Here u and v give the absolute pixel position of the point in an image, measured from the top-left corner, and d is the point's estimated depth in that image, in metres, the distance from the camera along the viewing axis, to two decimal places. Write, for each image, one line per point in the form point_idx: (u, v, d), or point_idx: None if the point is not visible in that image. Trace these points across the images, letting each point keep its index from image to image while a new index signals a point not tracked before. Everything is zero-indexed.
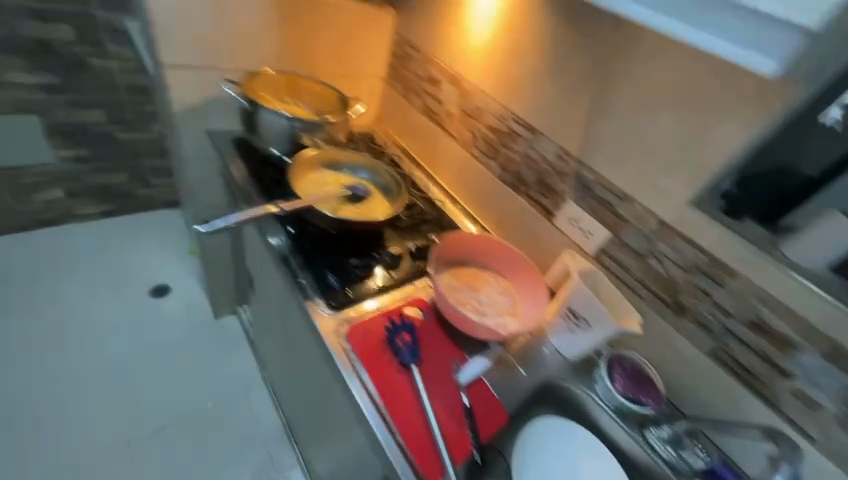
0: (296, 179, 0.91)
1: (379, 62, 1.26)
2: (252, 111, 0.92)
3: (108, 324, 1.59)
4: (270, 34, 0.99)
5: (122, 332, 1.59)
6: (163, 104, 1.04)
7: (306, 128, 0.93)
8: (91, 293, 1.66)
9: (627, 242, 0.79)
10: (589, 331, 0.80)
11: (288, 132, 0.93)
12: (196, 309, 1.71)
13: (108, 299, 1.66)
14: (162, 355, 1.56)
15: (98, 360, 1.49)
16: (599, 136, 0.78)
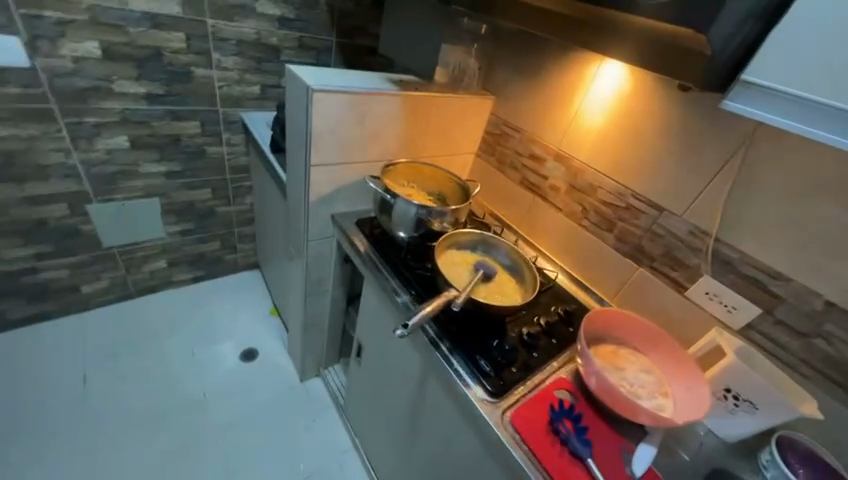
0: (439, 256, 0.98)
1: (475, 139, 1.36)
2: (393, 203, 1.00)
3: (207, 388, 1.63)
4: (396, 129, 1.11)
5: (220, 395, 1.62)
6: (297, 192, 1.16)
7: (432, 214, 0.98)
8: (189, 357, 1.72)
9: (782, 319, 0.78)
10: (753, 416, 0.77)
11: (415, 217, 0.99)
12: (285, 370, 1.77)
13: (204, 363, 1.71)
14: (259, 419, 1.58)
15: (201, 425, 1.51)
16: (742, 216, 0.80)
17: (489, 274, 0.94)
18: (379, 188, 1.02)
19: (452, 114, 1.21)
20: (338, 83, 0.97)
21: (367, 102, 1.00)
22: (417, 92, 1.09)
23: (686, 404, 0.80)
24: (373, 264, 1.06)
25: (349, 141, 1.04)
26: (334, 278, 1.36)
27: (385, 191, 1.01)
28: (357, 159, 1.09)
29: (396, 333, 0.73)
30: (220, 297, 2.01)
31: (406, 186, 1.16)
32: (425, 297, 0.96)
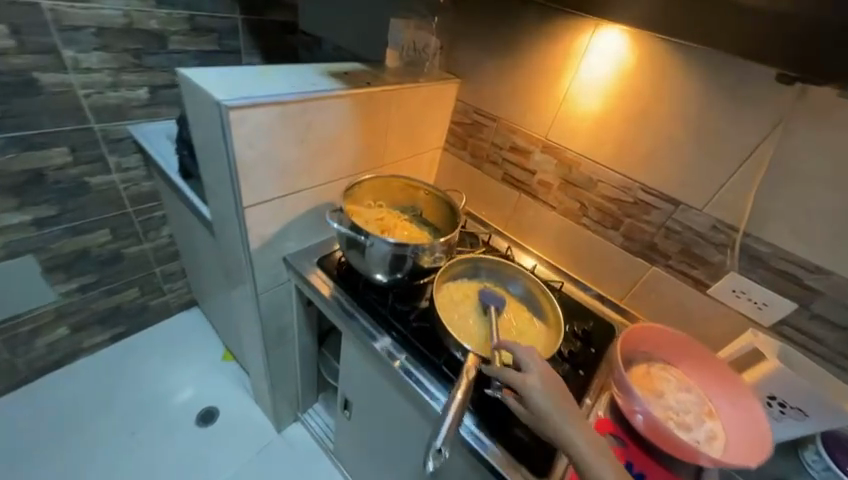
0: (438, 301, 0.78)
1: (441, 132, 1.15)
2: (370, 245, 0.76)
3: (158, 474, 1.32)
4: (350, 139, 0.86)
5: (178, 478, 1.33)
6: (231, 238, 0.87)
7: (420, 248, 0.75)
8: (128, 439, 1.39)
9: (820, 313, 0.72)
10: (802, 421, 0.72)
11: (396, 255, 0.76)
12: (256, 424, 1.50)
13: (149, 442, 1.39)
14: None
15: None
16: (777, 207, 0.70)
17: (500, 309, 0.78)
18: (347, 229, 0.78)
19: (415, 108, 0.98)
20: (266, 89, 0.68)
21: (311, 111, 0.73)
22: (372, 87, 0.83)
23: (734, 428, 0.73)
24: (353, 318, 0.83)
25: (294, 166, 0.78)
26: (299, 322, 1.11)
27: (356, 230, 0.77)
28: (307, 186, 0.83)
29: (426, 468, 0.54)
30: (155, 352, 1.65)
31: (373, 207, 0.93)
32: (428, 354, 0.76)
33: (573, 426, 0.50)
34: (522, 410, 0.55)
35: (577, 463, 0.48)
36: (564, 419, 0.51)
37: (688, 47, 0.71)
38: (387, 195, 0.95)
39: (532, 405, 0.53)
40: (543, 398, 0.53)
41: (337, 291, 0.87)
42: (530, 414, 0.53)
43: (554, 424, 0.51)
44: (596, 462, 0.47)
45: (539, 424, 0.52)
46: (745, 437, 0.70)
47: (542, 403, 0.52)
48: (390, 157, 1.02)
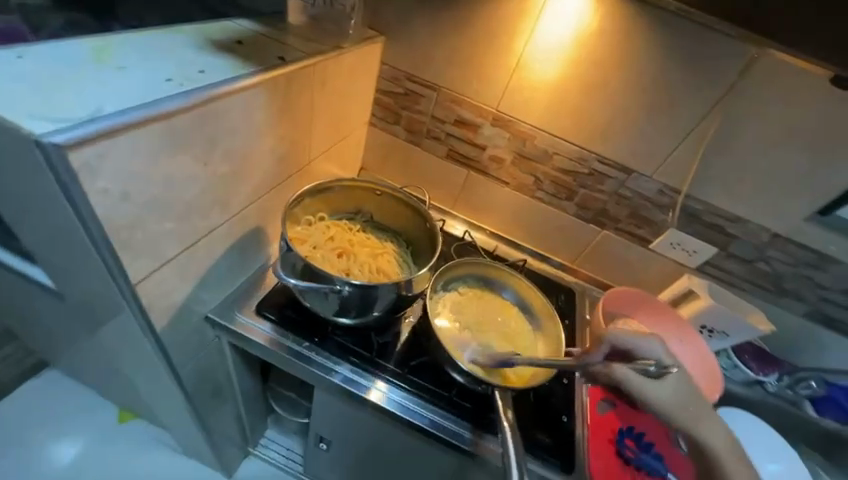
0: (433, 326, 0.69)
1: (366, 105, 0.93)
2: (346, 292, 0.59)
3: None
4: (270, 143, 0.61)
5: None
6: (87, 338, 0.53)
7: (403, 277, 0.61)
8: None
9: (735, 252, 0.86)
10: (724, 339, 0.88)
11: (377, 293, 0.60)
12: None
13: None
14: None
15: None
16: (714, 170, 0.77)
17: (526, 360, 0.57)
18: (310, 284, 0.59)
19: (341, 82, 0.75)
20: (131, 90, 0.40)
21: (217, 118, 0.47)
22: (292, 61, 0.58)
23: (687, 361, 0.85)
24: (328, 371, 0.67)
25: (202, 201, 0.52)
26: (232, 376, 0.86)
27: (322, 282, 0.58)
28: (221, 220, 0.58)
29: None
30: None
31: (315, 225, 0.72)
32: (433, 388, 0.67)
33: (718, 433, 0.46)
34: (663, 395, 0.46)
35: (715, 459, 0.46)
36: (710, 416, 0.46)
37: (651, 10, 0.66)
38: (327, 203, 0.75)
39: (682, 395, 0.46)
40: (688, 393, 0.47)
41: (297, 343, 0.68)
42: (673, 404, 0.46)
43: (696, 420, 0.46)
44: (735, 462, 0.45)
45: (680, 416, 0.45)
46: (696, 367, 0.84)
47: (688, 395, 0.47)
48: (315, 150, 0.78)
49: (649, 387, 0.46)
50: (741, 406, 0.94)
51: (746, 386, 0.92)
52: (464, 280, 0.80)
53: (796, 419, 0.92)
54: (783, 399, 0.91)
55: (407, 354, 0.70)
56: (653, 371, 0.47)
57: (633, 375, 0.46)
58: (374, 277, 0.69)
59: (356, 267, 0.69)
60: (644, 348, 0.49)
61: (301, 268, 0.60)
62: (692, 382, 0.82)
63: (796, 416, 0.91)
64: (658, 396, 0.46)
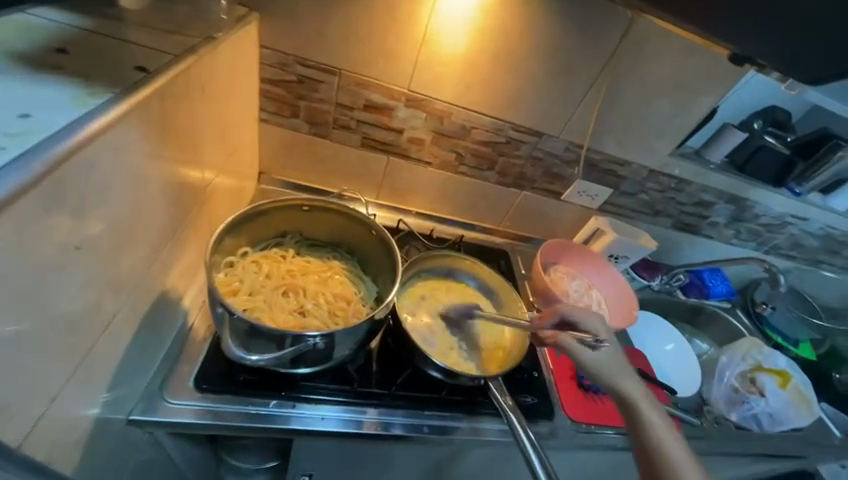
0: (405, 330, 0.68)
1: (252, 100, 0.77)
2: (321, 344, 0.52)
3: None
4: (156, 186, 0.45)
5: None
6: None
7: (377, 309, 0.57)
8: None
9: (624, 190, 1.02)
10: (626, 261, 1.07)
11: (349, 331, 0.54)
12: None
13: None
14: None
15: None
16: (606, 124, 0.88)
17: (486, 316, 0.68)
18: (272, 349, 0.50)
19: (221, 82, 0.59)
20: None
21: (76, 184, 0.32)
22: (158, 71, 0.42)
23: (607, 288, 1.01)
24: (310, 422, 0.60)
25: (86, 297, 0.37)
26: (178, 459, 0.71)
27: (288, 346, 0.49)
28: (118, 306, 0.43)
29: None
30: None
31: (241, 267, 0.61)
32: (424, 395, 0.66)
33: (642, 395, 0.56)
34: (593, 357, 0.59)
35: (638, 415, 0.54)
36: (635, 382, 0.57)
37: None
38: (246, 235, 0.64)
39: (607, 361, 0.59)
40: (615, 361, 0.59)
41: (262, 405, 0.59)
42: (599, 366, 0.59)
43: (618, 378, 0.57)
44: (655, 414, 0.53)
45: (606, 373, 0.58)
46: (614, 292, 1.01)
47: (611, 361, 0.59)
48: (208, 172, 0.62)
49: (583, 350, 0.60)
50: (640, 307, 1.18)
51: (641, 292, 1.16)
52: (415, 277, 0.79)
53: (673, 304, 1.20)
54: (665, 292, 1.18)
55: (388, 371, 0.67)
56: (590, 342, 0.61)
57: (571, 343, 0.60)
58: (331, 305, 0.62)
59: (308, 301, 0.61)
60: (591, 325, 0.64)
61: (250, 332, 0.49)
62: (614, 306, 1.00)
63: (673, 302, 1.19)
64: (587, 358, 0.59)
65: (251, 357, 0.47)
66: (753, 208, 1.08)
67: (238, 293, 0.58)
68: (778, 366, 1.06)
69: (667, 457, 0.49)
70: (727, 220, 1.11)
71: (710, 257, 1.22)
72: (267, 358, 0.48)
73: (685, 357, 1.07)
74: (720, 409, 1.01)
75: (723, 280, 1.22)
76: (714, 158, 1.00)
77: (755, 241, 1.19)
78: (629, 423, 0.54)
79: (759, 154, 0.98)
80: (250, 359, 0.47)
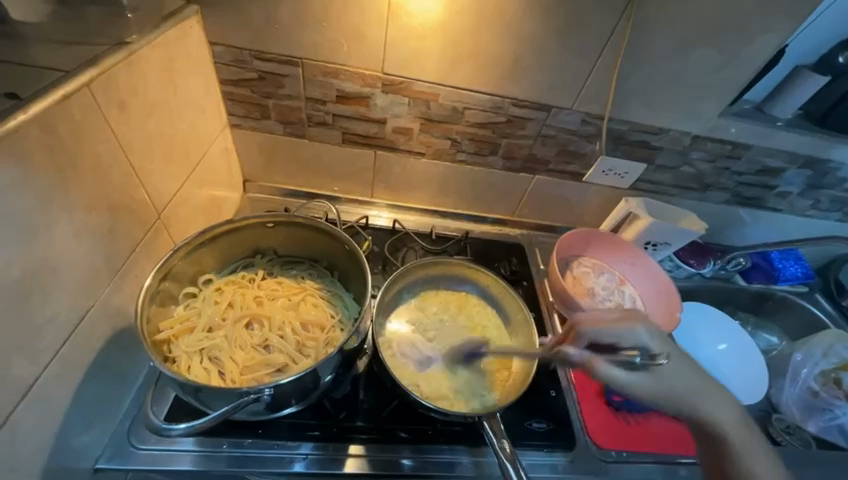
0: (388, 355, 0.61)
1: (215, 106, 0.70)
2: (269, 394, 0.45)
3: None
4: (66, 229, 0.40)
5: None
6: None
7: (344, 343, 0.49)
8: None
9: (662, 163, 0.84)
10: (667, 248, 0.90)
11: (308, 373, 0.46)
12: None
13: None
14: None
15: None
16: (632, 87, 0.71)
17: (495, 351, 0.57)
18: (217, 404, 0.44)
19: (156, 93, 0.52)
20: None
21: None
22: (35, 96, 0.36)
23: (642, 282, 0.86)
24: (290, 462, 0.54)
25: None
26: None
27: (233, 399, 0.43)
28: (37, 369, 0.39)
29: None
30: None
31: (203, 298, 0.56)
32: (419, 429, 0.58)
33: (726, 409, 0.44)
34: (647, 381, 0.43)
35: (726, 440, 0.43)
36: (721, 398, 0.44)
37: None
38: (210, 260, 0.58)
39: (672, 382, 0.43)
40: (687, 379, 0.43)
41: (235, 446, 0.54)
42: (669, 391, 0.43)
43: (704, 400, 0.43)
44: (747, 436, 0.43)
45: (682, 398, 0.43)
46: (653, 287, 0.85)
47: (688, 377, 0.43)
48: (161, 194, 0.57)
49: (635, 378, 0.43)
50: (689, 298, 1.01)
51: (689, 280, 0.98)
52: (405, 289, 0.70)
53: (731, 292, 1.01)
54: (719, 278, 1.00)
55: (375, 400, 0.60)
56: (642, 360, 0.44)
57: (621, 373, 0.42)
58: (299, 336, 0.56)
59: (274, 333, 0.55)
60: (633, 334, 0.45)
61: (190, 386, 0.43)
62: (655, 303, 0.84)
63: (731, 291, 1.00)
64: (643, 390, 0.43)
65: (179, 426, 0.41)
66: (838, 171, 0.86)
67: (191, 332, 0.53)
68: None
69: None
70: (801, 188, 0.90)
71: (779, 232, 1.01)
72: (199, 424, 0.41)
73: (748, 358, 0.90)
74: (793, 416, 0.83)
75: (796, 261, 1.01)
76: (780, 112, 0.79)
77: (839, 210, 0.95)
78: (706, 443, 0.45)
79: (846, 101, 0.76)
80: (177, 429, 0.41)
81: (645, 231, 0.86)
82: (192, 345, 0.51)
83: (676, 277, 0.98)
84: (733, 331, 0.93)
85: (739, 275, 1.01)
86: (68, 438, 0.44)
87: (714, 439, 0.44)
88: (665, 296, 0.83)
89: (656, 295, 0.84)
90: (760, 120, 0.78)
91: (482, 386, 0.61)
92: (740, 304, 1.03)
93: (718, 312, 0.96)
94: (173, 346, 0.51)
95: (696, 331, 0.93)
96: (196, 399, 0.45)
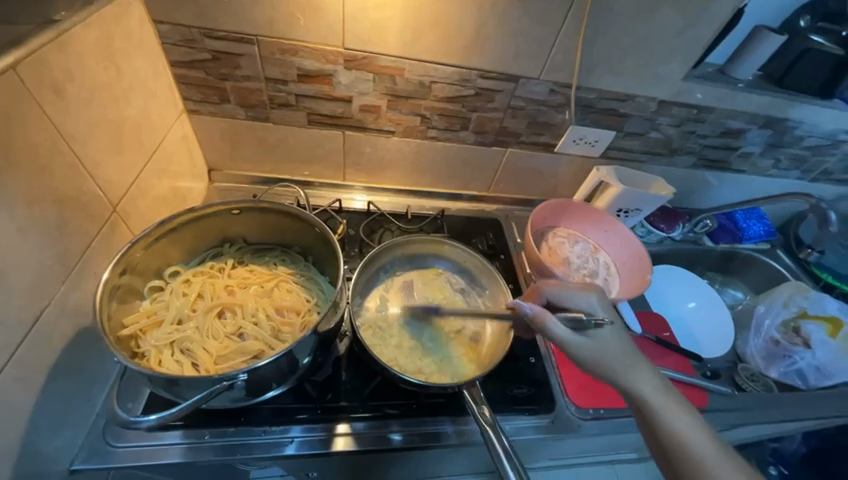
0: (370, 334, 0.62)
1: (167, 90, 0.66)
2: (244, 380, 0.45)
3: None
4: (6, 225, 0.38)
5: None
6: None
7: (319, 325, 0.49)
8: None
9: (630, 130, 0.85)
10: (638, 214, 0.92)
11: (283, 357, 0.46)
12: None
13: None
14: None
15: None
16: (597, 53, 0.70)
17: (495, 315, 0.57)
18: (189, 394, 0.43)
19: (96, 77, 0.48)
20: None
21: None
22: None
23: (615, 248, 0.88)
24: (278, 445, 0.55)
25: None
26: None
27: (204, 387, 0.43)
28: None
29: None
30: None
31: (170, 290, 0.55)
32: (403, 404, 0.59)
33: (649, 379, 0.45)
34: (587, 343, 0.47)
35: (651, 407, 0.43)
36: (647, 371, 0.45)
37: None
38: (175, 251, 0.57)
39: (603, 345, 0.47)
40: (619, 346, 0.47)
41: (217, 435, 0.53)
42: (600, 353, 0.47)
43: (632, 371, 0.45)
44: (670, 399, 0.43)
45: (610, 364, 0.46)
46: (626, 251, 0.87)
47: (617, 343, 0.47)
48: (115, 185, 0.54)
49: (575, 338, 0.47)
50: (662, 261, 1.04)
51: (661, 244, 1.01)
52: (382, 271, 0.70)
53: (700, 253, 1.05)
54: (689, 241, 1.03)
55: (357, 380, 0.61)
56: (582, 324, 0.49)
57: (562, 331, 0.48)
58: (274, 321, 0.55)
59: (247, 321, 0.54)
60: (585, 302, 0.52)
61: (161, 380, 0.42)
62: (629, 265, 0.86)
63: (700, 252, 1.04)
64: (581, 349, 0.47)
65: (152, 417, 0.41)
66: (797, 129, 0.89)
67: (160, 325, 0.52)
68: (828, 312, 0.90)
69: (692, 458, 0.39)
70: (762, 148, 0.92)
71: (742, 192, 1.05)
72: (169, 415, 0.40)
73: (715, 313, 0.95)
74: (757, 365, 0.89)
75: (759, 220, 1.05)
76: (741, 73, 0.80)
77: (798, 167, 0.99)
78: (641, 420, 0.44)
79: (803, 60, 0.77)
80: (146, 421, 0.40)
81: (615, 198, 0.87)
82: (162, 338, 0.50)
83: (648, 241, 1.01)
84: (703, 289, 0.97)
85: (708, 237, 1.05)
86: (38, 440, 0.43)
87: (640, 409, 0.44)
88: (637, 258, 0.85)
89: (629, 258, 0.87)
90: (722, 82, 0.79)
91: (465, 357, 0.62)
92: (708, 264, 1.08)
93: (687, 273, 1.00)
94: (142, 341, 0.50)
95: (667, 291, 0.97)
96: (168, 391, 0.44)
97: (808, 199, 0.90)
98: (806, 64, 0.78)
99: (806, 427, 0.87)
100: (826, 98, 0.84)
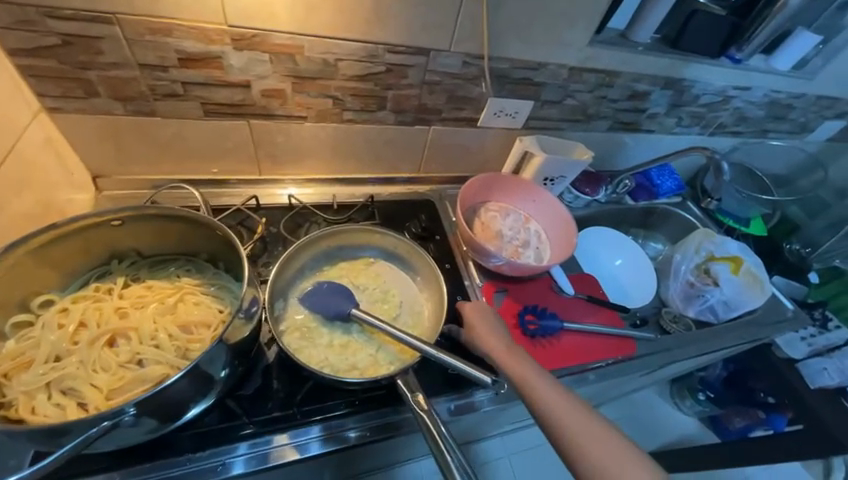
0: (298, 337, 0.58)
1: (10, 86, 0.55)
2: (134, 415, 0.39)
3: None
4: None
5: None
6: None
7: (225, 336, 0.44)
8: None
9: (547, 99, 0.86)
10: (563, 182, 0.95)
11: (183, 380, 0.41)
12: None
13: None
14: None
15: None
16: (503, 21, 0.69)
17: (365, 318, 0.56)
18: (66, 441, 0.37)
19: None
20: None
21: None
22: None
23: (545, 215, 0.90)
24: (209, 470, 0.51)
25: None
26: None
27: (82, 432, 0.37)
28: None
29: None
30: None
31: (42, 324, 0.47)
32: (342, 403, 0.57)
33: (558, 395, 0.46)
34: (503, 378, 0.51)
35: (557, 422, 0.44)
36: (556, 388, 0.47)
37: None
38: (43, 279, 0.49)
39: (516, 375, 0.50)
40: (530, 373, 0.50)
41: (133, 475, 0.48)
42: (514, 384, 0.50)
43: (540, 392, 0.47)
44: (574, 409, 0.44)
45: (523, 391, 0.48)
46: (554, 218, 0.89)
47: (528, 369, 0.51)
48: None
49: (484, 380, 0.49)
50: (590, 223, 1.09)
51: (588, 207, 1.06)
52: (307, 268, 0.66)
53: (623, 212, 1.11)
54: (612, 201, 1.09)
55: (289, 386, 0.57)
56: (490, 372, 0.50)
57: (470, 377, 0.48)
58: (179, 342, 0.49)
59: (145, 345, 0.48)
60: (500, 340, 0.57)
61: (27, 432, 0.35)
62: (558, 231, 0.89)
63: (623, 211, 1.11)
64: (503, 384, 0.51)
65: None
66: (693, 88, 0.95)
67: (29, 368, 0.45)
68: (730, 253, 1.01)
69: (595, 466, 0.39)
70: (666, 107, 0.99)
71: (654, 152, 1.13)
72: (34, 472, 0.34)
73: (638, 265, 1.03)
74: (677, 307, 0.97)
75: (672, 174, 1.13)
76: (640, 37, 0.84)
77: (698, 124, 1.08)
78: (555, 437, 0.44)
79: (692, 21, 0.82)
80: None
81: (539, 167, 0.89)
82: (32, 381, 0.43)
83: (576, 206, 1.05)
84: (626, 243, 1.05)
85: (629, 196, 1.11)
86: None
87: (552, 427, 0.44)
88: (564, 223, 0.88)
89: (558, 223, 0.89)
90: (624, 46, 0.82)
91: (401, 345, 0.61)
92: (630, 221, 1.15)
93: (612, 231, 1.06)
94: (8, 388, 0.43)
95: (596, 250, 1.03)
96: (42, 442, 0.37)
97: (706, 152, 0.99)
98: (695, 25, 0.83)
99: (720, 355, 0.98)
100: (714, 57, 0.91)
